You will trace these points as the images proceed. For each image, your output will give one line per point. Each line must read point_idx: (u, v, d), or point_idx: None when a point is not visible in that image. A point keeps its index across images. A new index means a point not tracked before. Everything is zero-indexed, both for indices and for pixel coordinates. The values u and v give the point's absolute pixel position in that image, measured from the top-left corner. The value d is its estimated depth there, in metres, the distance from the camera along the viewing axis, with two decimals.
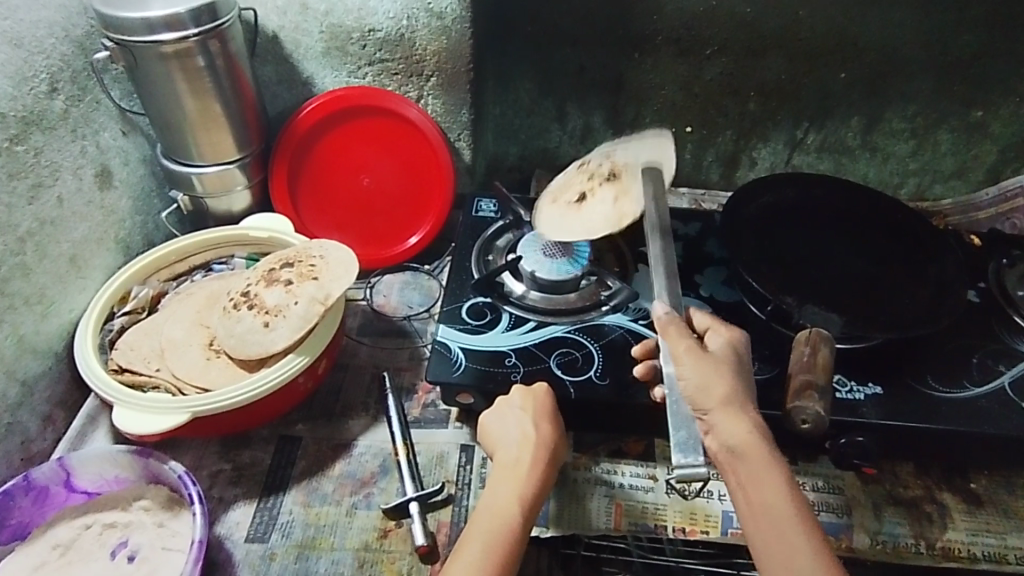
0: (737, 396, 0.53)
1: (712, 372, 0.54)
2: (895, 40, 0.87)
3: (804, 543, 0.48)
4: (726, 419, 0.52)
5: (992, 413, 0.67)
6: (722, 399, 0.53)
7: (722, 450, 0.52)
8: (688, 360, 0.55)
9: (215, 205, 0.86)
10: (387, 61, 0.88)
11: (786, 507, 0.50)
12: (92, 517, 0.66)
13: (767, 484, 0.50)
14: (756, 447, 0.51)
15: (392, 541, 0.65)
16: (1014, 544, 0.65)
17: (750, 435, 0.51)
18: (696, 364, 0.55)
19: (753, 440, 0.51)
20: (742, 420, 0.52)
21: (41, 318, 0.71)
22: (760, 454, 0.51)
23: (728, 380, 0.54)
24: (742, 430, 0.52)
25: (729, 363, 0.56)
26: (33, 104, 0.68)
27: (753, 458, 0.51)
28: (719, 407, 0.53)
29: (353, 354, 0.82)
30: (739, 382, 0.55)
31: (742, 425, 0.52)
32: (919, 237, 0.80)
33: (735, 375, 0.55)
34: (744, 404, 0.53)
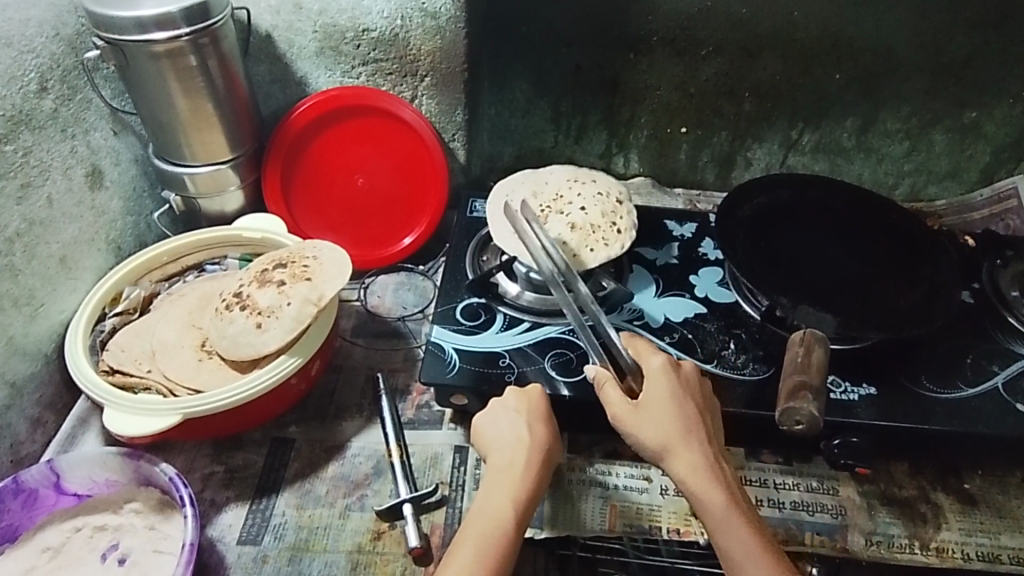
0: (676, 435, 0.55)
1: (649, 420, 0.56)
2: (889, 41, 0.87)
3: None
4: (674, 467, 0.55)
5: (985, 413, 0.67)
6: (664, 446, 0.55)
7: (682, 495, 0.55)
8: (625, 414, 0.57)
9: (207, 205, 0.85)
10: (381, 61, 0.88)
11: (746, 543, 0.51)
12: (82, 520, 0.66)
13: (723, 526, 0.52)
14: (707, 488, 0.53)
15: (386, 543, 0.65)
16: (1007, 544, 0.65)
17: (698, 478, 0.54)
18: (630, 417, 0.57)
19: (700, 485, 0.53)
20: (687, 464, 0.54)
21: (30, 319, 0.71)
22: (711, 499, 0.53)
23: (670, 421, 0.56)
24: (690, 476, 0.54)
25: (668, 396, 0.57)
26: (22, 104, 0.68)
27: (705, 501, 0.53)
28: (666, 455, 0.55)
29: (347, 355, 0.81)
30: (682, 416, 0.56)
31: (688, 473, 0.54)
32: (914, 237, 0.80)
33: (678, 410, 0.56)
34: (688, 444, 0.55)
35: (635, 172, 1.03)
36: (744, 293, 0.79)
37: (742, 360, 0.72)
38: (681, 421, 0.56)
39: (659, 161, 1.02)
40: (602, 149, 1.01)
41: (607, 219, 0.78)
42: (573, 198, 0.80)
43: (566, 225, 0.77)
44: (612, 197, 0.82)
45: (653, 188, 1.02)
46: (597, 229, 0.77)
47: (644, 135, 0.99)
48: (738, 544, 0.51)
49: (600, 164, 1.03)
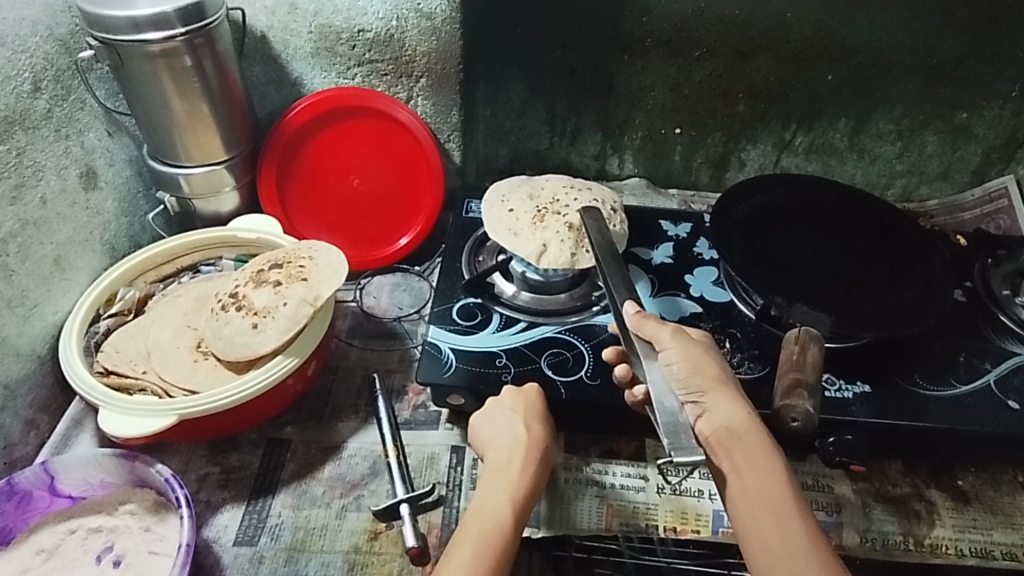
0: (725, 380, 0.56)
1: (700, 355, 0.57)
2: (881, 43, 0.88)
3: (799, 527, 0.49)
4: (719, 403, 0.54)
5: (978, 410, 0.68)
6: (711, 381, 0.56)
7: (716, 432, 0.53)
8: (678, 341, 0.58)
9: (202, 206, 0.85)
10: (376, 62, 0.88)
11: (783, 488, 0.51)
12: (76, 522, 0.65)
13: (765, 468, 0.52)
14: (755, 428, 0.53)
15: (382, 543, 0.64)
16: (1001, 540, 0.66)
17: (749, 419, 0.54)
18: (682, 347, 0.57)
19: (747, 422, 0.53)
20: (736, 403, 0.54)
21: (23, 321, 0.71)
22: (757, 438, 0.53)
23: (719, 366, 0.57)
24: (738, 415, 0.54)
25: (711, 350, 0.59)
26: (16, 103, 0.67)
27: (756, 442, 0.53)
28: (714, 388, 0.55)
29: (343, 355, 0.81)
30: (725, 366, 0.58)
31: (737, 408, 0.54)
32: (906, 236, 0.81)
33: (720, 363, 0.58)
34: (734, 389, 0.56)
35: (630, 173, 1.04)
36: (739, 293, 0.79)
37: (737, 358, 0.72)
38: (728, 371, 0.58)
39: (654, 162, 1.02)
40: (596, 151, 1.02)
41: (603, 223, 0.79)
42: (570, 201, 0.81)
43: (565, 226, 0.77)
44: (608, 202, 0.82)
45: (647, 189, 1.03)
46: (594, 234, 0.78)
47: (638, 136, 0.99)
48: (775, 489, 0.51)
49: (595, 165, 1.03)
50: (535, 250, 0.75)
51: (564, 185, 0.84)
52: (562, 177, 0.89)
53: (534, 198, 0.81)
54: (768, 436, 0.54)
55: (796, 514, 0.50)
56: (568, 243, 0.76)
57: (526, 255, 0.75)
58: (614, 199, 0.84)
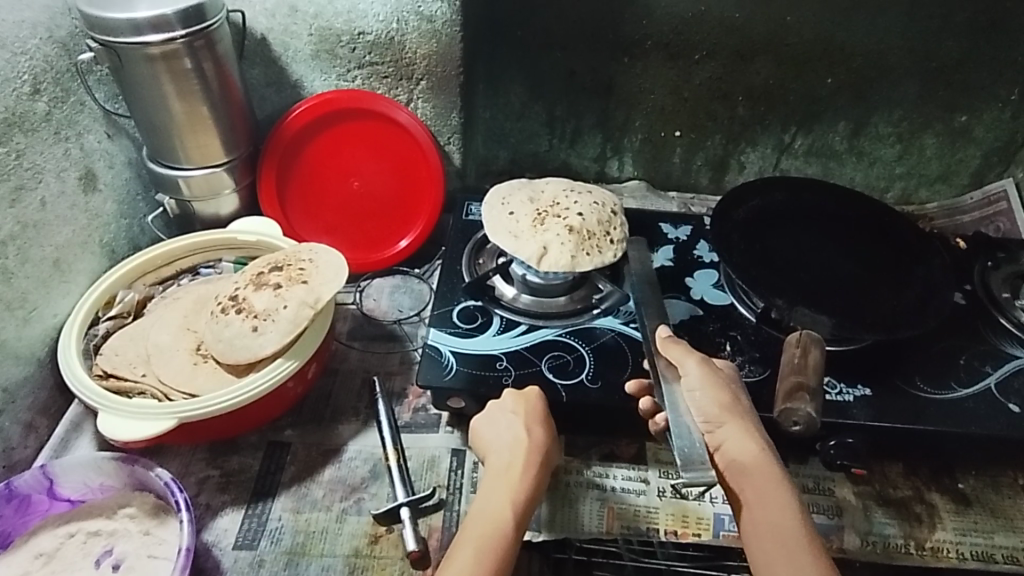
0: (742, 413, 0.56)
1: (720, 385, 0.57)
2: (880, 46, 0.88)
3: (811, 564, 0.47)
4: (734, 434, 0.54)
5: (978, 413, 0.68)
6: (729, 412, 0.55)
7: (730, 465, 0.53)
8: (700, 368, 0.58)
9: (202, 208, 0.85)
10: (376, 64, 0.88)
11: (796, 525, 0.50)
12: (75, 526, 0.65)
13: (778, 504, 0.50)
14: (770, 465, 0.52)
15: (383, 547, 0.64)
16: (1002, 543, 0.66)
17: (762, 454, 0.53)
18: (704, 375, 0.58)
19: (761, 458, 0.53)
20: (751, 436, 0.54)
21: (23, 323, 0.70)
22: (770, 472, 0.52)
23: (740, 400, 0.57)
24: (753, 451, 0.53)
25: (733, 382, 0.60)
26: (16, 105, 0.67)
27: (769, 479, 0.52)
28: (730, 420, 0.55)
29: (343, 358, 0.81)
30: (744, 400, 0.58)
31: (751, 442, 0.53)
32: (906, 239, 0.81)
33: (738, 395, 0.58)
34: (751, 422, 0.55)
35: (630, 176, 1.04)
36: (740, 296, 0.79)
37: (738, 361, 0.72)
38: (747, 406, 0.57)
39: (653, 165, 1.02)
40: (596, 153, 1.02)
41: (604, 226, 0.79)
42: (571, 204, 0.81)
43: (565, 228, 0.77)
44: (609, 205, 0.82)
45: (646, 192, 1.02)
46: (593, 236, 0.77)
47: (638, 139, 0.99)
48: (788, 524, 0.50)
49: (595, 168, 1.03)
50: (535, 251, 0.75)
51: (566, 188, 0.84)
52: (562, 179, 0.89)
53: (535, 201, 0.81)
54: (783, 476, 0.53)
55: (808, 550, 0.48)
56: (567, 246, 0.76)
57: (526, 258, 0.75)
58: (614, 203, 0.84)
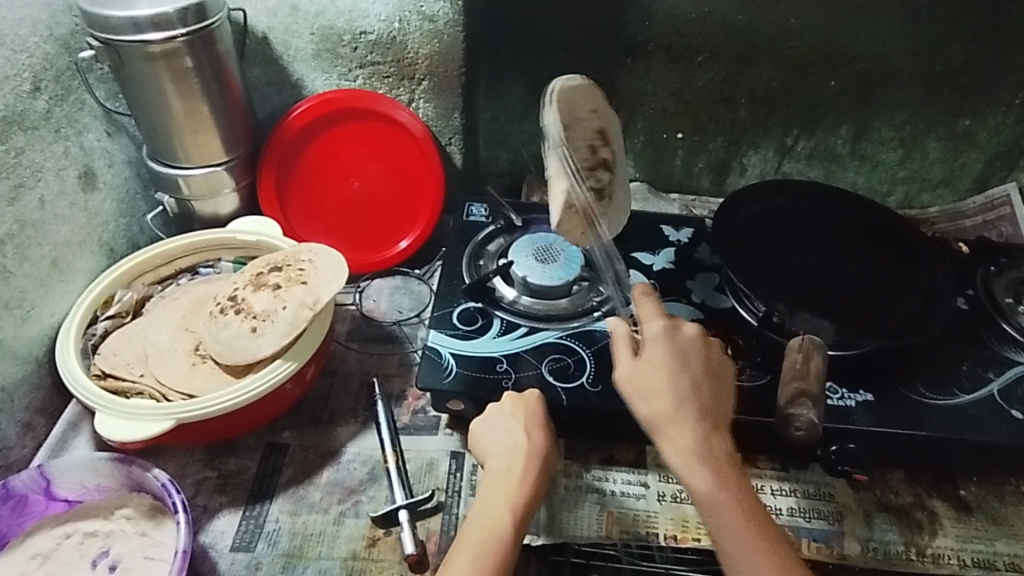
0: (665, 413, 0.56)
1: (642, 392, 0.58)
2: (884, 49, 0.88)
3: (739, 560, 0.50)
4: (662, 441, 0.56)
5: (980, 420, 0.68)
6: (653, 418, 0.57)
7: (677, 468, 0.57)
8: (625, 383, 0.59)
9: (201, 207, 0.84)
10: (378, 64, 0.87)
11: (722, 523, 0.52)
12: (72, 526, 0.65)
13: (705, 504, 0.53)
14: (692, 467, 0.54)
15: (381, 550, 0.64)
16: (1004, 551, 0.65)
17: (683, 456, 0.55)
18: (628, 388, 0.59)
19: (682, 461, 0.54)
20: (673, 439, 0.55)
21: (21, 322, 0.70)
22: (691, 475, 0.54)
23: (663, 395, 0.57)
24: (676, 456, 0.55)
25: (658, 370, 0.58)
26: (15, 104, 0.67)
27: (691, 481, 0.54)
28: (654, 429, 0.57)
29: (342, 359, 0.81)
30: (677, 387, 0.57)
31: (673, 447, 0.55)
32: (909, 244, 0.81)
33: (671, 385, 0.57)
34: (677, 420, 0.56)
35: (631, 178, 1.03)
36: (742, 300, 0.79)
37: (739, 366, 0.72)
38: (675, 394, 0.56)
39: (654, 167, 1.02)
40: None
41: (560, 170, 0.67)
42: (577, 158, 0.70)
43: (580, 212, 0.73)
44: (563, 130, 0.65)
45: (648, 194, 1.02)
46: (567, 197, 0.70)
47: (640, 141, 0.99)
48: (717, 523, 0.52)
49: None
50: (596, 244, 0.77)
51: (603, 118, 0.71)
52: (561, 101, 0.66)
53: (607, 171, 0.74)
54: (711, 468, 0.54)
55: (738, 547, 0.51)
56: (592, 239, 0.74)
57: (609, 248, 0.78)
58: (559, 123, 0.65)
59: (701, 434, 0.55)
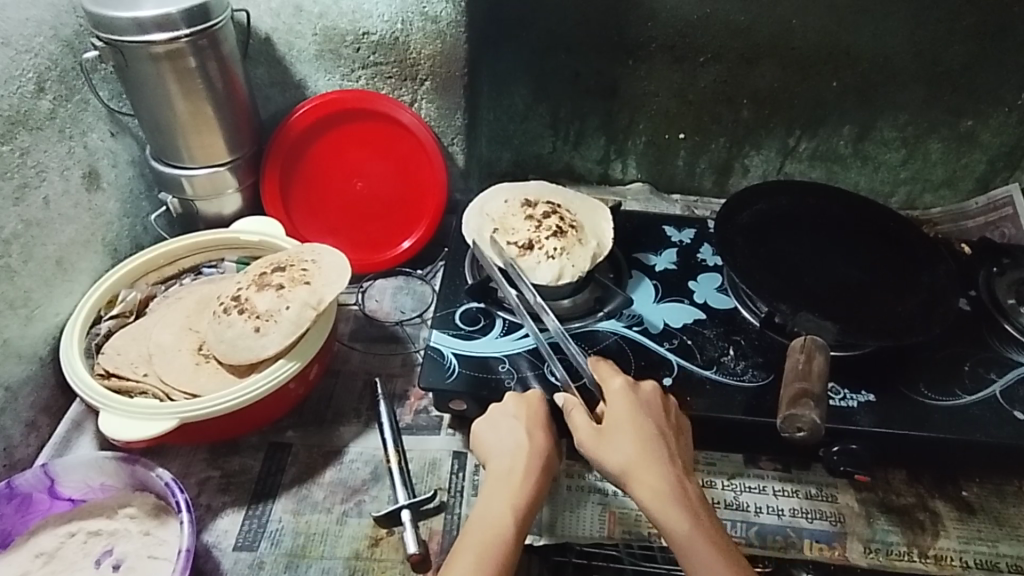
0: (636, 457, 0.57)
1: (609, 443, 0.58)
2: (886, 50, 0.88)
3: None
4: (633, 487, 0.56)
5: (982, 421, 0.68)
6: (622, 466, 0.57)
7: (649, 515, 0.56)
8: (587, 439, 0.59)
9: (205, 207, 0.85)
10: (381, 64, 0.88)
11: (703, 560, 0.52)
12: (76, 525, 0.65)
13: (686, 544, 0.53)
14: (668, 507, 0.54)
15: (384, 549, 0.64)
16: (1006, 552, 0.65)
17: (659, 498, 0.55)
18: (591, 443, 0.59)
19: (658, 502, 0.54)
20: (648, 482, 0.55)
21: (26, 322, 0.70)
22: (668, 514, 0.54)
23: (636, 442, 0.57)
24: (652, 497, 0.55)
25: (626, 420, 0.59)
26: (20, 104, 0.67)
27: (668, 522, 0.54)
28: (624, 475, 0.56)
29: (345, 359, 0.81)
30: (644, 436, 0.58)
31: (648, 488, 0.55)
32: (910, 245, 0.81)
33: (637, 433, 0.58)
34: (649, 462, 0.56)
35: (633, 179, 1.04)
36: (744, 300, 0.79)
37: (740, 366, 0.72)
38: (645, 441, 0.58)
39: (656, 168, 1.02)
40: (600, 156, 1.01)
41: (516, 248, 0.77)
42: (520, 227, 0.79)
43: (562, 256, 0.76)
44: (495, 232, 0.79)
45: (649, 195, 1.02)
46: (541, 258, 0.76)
47: (642, 141, 0.99)
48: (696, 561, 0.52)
49: (598, 170, 1.03)
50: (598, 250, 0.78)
51: (520, 197, 0.83)
52: (490, 198, 0.83)
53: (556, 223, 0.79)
54: (688, 508, 0.54)
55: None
56: (586, 258, 0.76)
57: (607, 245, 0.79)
58: (489, 221, 0.81)
59: (672, 476, 0.56)
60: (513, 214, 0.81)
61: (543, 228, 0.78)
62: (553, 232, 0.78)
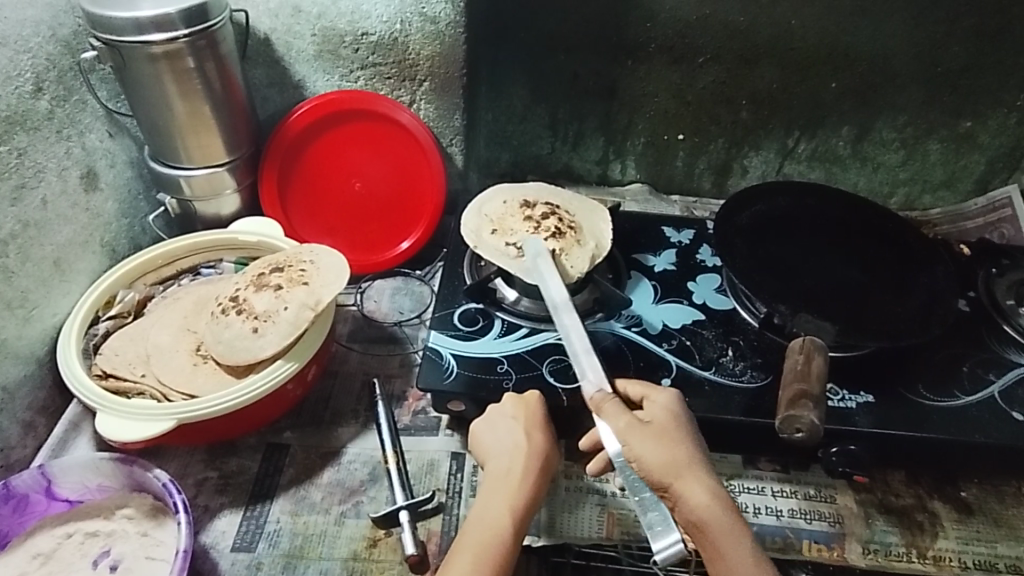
0: (689, 461, 0.53)
1: (657, 442, 0.54)
2: (885, 51, 0.88)
3: None
4: (684, 492, 0.52)
5: (981, 421, 0.68)
6: (673, 467, 0.53)
7: (689, 523, 0.52)
8: (630, 433, 0.54)
9: (203, 208, 0.85)
10: (380, 65, 0.87)
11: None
12: (73, 526, 0.65)
13: (741, 556, 0.50)
14: (724, 515, 0.51)
15: (381, 550, 0.64)
16: (1004, 553, 0.65)
17: (715, 504, 0.51)
18: (636, 438, 0.54)
19: (715, 511, 0.51)
20: (704, 489, 0.52)
21: (23, 322, 0.70)
22: (724, 524, 0.51)
23: (685, 445, 0.54)
24: (708, 504, 0.51)
25: (669, 424, 0.56)
26: (17, 104, 0.67)
27: (724, 530, 0.50)
28: (675, 478, 0.52)
29: (344, 359, 0.81)
30: (692, 442, 0.55)
31: (704, 495, 0.52)
32: (909, 246, 0.81)
33: (683, 438, 0.55)
34: (700, 468, 0.53)
35: (632, 180, 1.04)
36: (742, 301, 0.79)
37: (739, 367, 0.72)
38: (694, 447, 0.55)
39: (655, 169, 1.02)
40: (599, 157, 1.01)
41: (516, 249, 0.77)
42: (518, 227, 0.79)
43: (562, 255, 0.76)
44: (493, 232, 0.79)
45: (648, 195, 1.02)
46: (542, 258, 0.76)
47: (641, 142, 0.99)
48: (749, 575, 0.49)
49: (597, 171, 1.03)
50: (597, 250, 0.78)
51: (519, 198, 0.83)
52: (489, 199, 0.83)
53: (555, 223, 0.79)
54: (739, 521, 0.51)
55: None
56: (586, 257, 0.76)
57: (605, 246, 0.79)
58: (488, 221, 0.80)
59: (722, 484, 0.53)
60: (512, 215, 0.81)
61: (542, 229, 0.78)
62: (552, 233, 0.77)
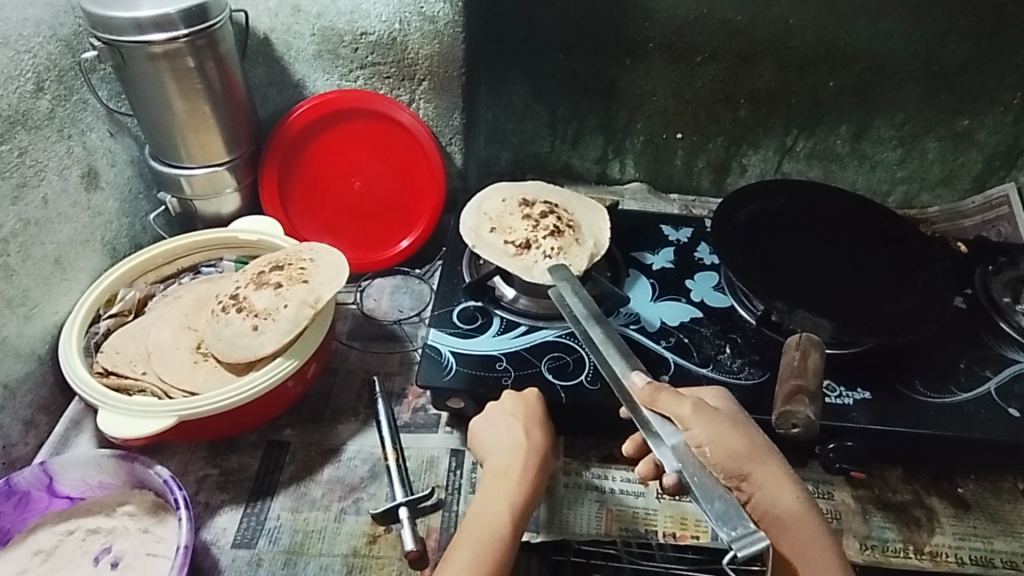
0: (766, 453, 0.54)
1: (730, 431, 0.54)
2: (882, 49, 0.88)
3: None
4: (765, 485, 0.53)
5: (978, 417, 0.68)
6: (751, 458, 0.54)
7: (765, 515, 0.53)
8: (704, 420, 0.53)
9: (203, 207, 0.85)
10: (379, 64, 0.88)
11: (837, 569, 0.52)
12: (74, 523, 0.65)
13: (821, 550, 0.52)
14: (804, 507, 0.53)
15: (381, 547, 0.64)
16: (1001, 548, 0.66)
17: (798, 497, 0.54)
18: (707, 424, 0.53)
19: (798, 505, 0.53)
20: (785, 482, 0.54)
21: (23, 321, 0.70)
22: (806, 519, 0.53)
23: (754, 436, 0.55)
24: (790, 497, 0.53)
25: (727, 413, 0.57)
26: (18, 103, 0.67)
27: (806, 523, 0.53)
28: (756, 469, 0.53)
29: (344, 357, 0.81)
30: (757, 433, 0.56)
31: (787, 489, 0.53)
32: (907, 244, 0.81)
33: (748, 428, 0.56)
34: (775, 459, 0.55)
35: (631, 178, 1.04)
36: (740, 299, 0.79)
37: (737, 364, 0.73)
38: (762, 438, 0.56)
39: (654, 167, 1.02)
40: (598, 155, 1.02)
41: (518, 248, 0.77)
42: (518, 226, 0.79)
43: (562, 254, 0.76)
44: (493, 230, 0.79)
45: (647, 194, 1.03)
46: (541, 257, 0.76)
47: (640, 141, 0.99)
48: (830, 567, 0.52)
49: (597, 169, 1.03)
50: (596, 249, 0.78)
51: (518, 197, 0.84)
52: (489, 197, 0.84)
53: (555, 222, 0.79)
54: (815, 511, 0.54)
55: None
56: (585, 257, 0.76)
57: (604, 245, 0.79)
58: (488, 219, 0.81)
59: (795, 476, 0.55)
60: (511, 213, 0.81)
61: (541, 227, 0.78)
62: (551, 232, 0.78)
